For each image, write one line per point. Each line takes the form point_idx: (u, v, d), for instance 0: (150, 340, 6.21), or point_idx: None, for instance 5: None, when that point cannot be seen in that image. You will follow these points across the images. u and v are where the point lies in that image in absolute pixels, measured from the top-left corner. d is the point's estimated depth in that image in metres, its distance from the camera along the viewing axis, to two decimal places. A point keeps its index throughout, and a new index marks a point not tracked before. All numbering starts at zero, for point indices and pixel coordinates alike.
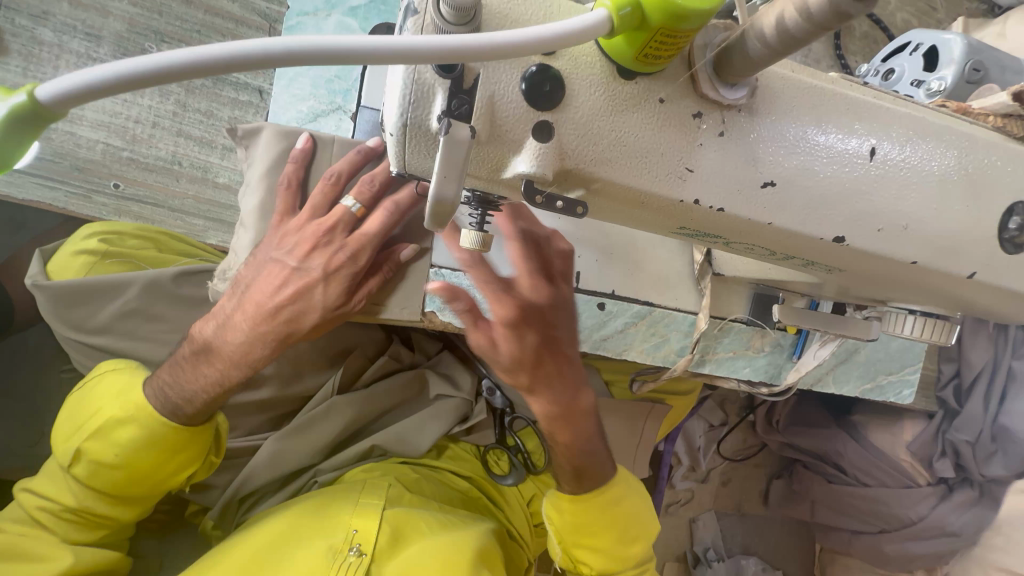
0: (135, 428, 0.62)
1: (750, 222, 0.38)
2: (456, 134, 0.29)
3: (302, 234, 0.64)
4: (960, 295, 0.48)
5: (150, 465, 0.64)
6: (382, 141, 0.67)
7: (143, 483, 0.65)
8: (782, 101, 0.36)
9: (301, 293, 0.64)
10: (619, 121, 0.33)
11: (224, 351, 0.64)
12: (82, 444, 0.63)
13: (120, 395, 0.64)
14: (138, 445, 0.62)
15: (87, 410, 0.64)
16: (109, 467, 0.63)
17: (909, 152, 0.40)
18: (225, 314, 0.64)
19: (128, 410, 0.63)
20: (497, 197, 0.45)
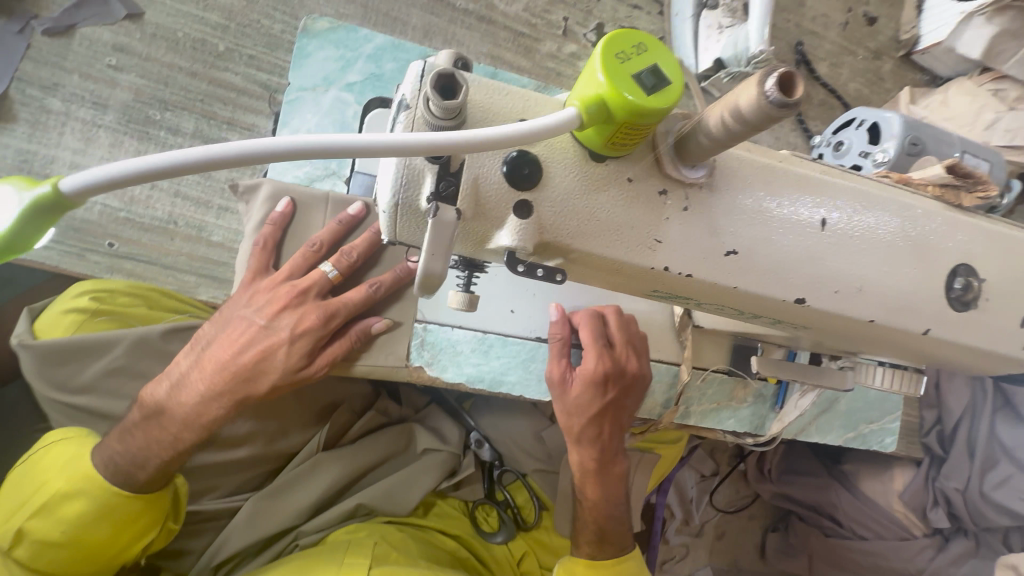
0: (87, 500, 0.61)
1: (718, 286, 0.41)
2: (444, 217, 0.32)
3: (274, 293, 0.66)
4: (920, 349, 0.50)
5: (104, 539, 0.62)
6: (363, 207, 0.70)
7: (97, 559, 0.63)
8: (738, 178, 0.40)
9: (264, 355, 0.64)
10: (593, 198, 0.37)
11: (177, 413, 0.64)
12: (23, 523, 0.60)
13: (69, 465, 0.62)
14: (87, 520, 0.61)
15: (31, 484, 0.62)
16: (56, 546, 0.60)
17: (857, 221, 0.44)
18: (180, 374, 0.65)
19: (78, 483, 0.61)
20: (482, 261, 0.48)
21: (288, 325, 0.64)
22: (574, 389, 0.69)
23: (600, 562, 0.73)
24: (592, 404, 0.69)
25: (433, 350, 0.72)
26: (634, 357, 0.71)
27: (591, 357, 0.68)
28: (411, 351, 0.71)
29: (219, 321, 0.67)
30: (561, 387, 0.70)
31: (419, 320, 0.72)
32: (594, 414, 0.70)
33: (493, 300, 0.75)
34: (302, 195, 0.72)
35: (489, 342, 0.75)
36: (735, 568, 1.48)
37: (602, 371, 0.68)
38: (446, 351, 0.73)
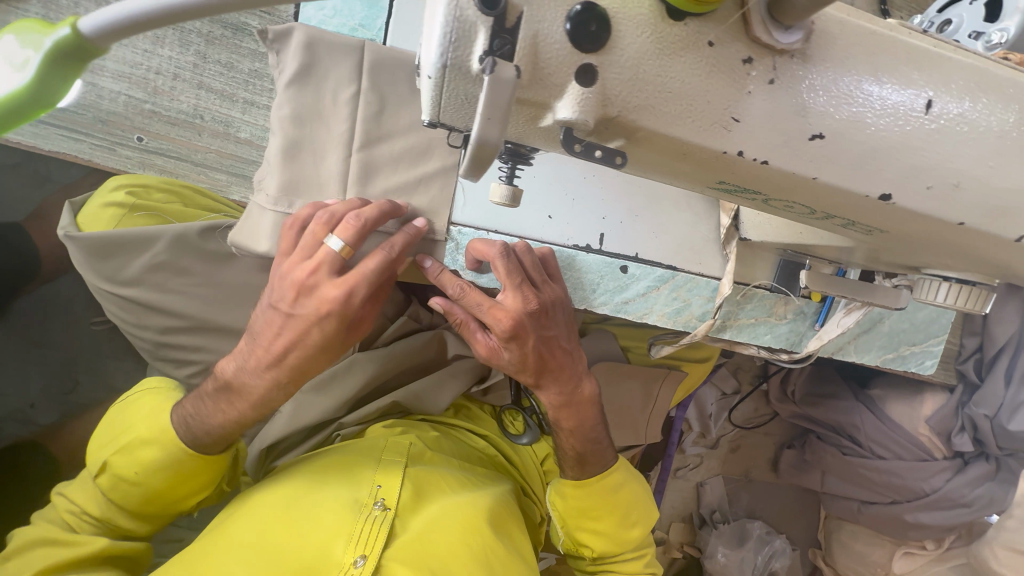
0: (157, 449, 0.65)
1: (794, 176, 0.37)
2: (501, 73, 0.28)
3: (289, 276, 0.59)
4: (1003, 260, 0.46)
5: (166, 489, 0.67)
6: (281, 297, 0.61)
7: (157, 505, 0.68)
8: (836, 48, 0.35)
9: (301, 338, 0.60)
10: (666, 65, 0.32)
11: (246, 393, 0.63)
12: (109, 456, 0.67)
13: (153, 415, 0.68)
14: (153, 467, 0.65)
15: (123, 426, 0.69)
16: (129, 483, 0.66)
17: (967, 107, 0.38)
18: (243, 358, 0.63)
19: (155, 431, 0.66)
20: (529, 150, 0.44)
21: (313, 301, 0.59)
22: (503, 351, 0.65)
23: (585, 482, 0.76)
24: (524, 356, 0.65)
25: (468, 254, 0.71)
26: (531, 293, 0.64)
27: (494, 319, 0.61)
28: (448, 256, 0.71)
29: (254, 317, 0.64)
30: (497, 355, 0.66)
31: (452, 224, 0.71)
32: (533, 362, 0.66)
33: (530, 204, 0.73)
34: (338, 44, 0.65)
35: None
36: (746, 478, 1.55)
37: (506, 321, 0.61)
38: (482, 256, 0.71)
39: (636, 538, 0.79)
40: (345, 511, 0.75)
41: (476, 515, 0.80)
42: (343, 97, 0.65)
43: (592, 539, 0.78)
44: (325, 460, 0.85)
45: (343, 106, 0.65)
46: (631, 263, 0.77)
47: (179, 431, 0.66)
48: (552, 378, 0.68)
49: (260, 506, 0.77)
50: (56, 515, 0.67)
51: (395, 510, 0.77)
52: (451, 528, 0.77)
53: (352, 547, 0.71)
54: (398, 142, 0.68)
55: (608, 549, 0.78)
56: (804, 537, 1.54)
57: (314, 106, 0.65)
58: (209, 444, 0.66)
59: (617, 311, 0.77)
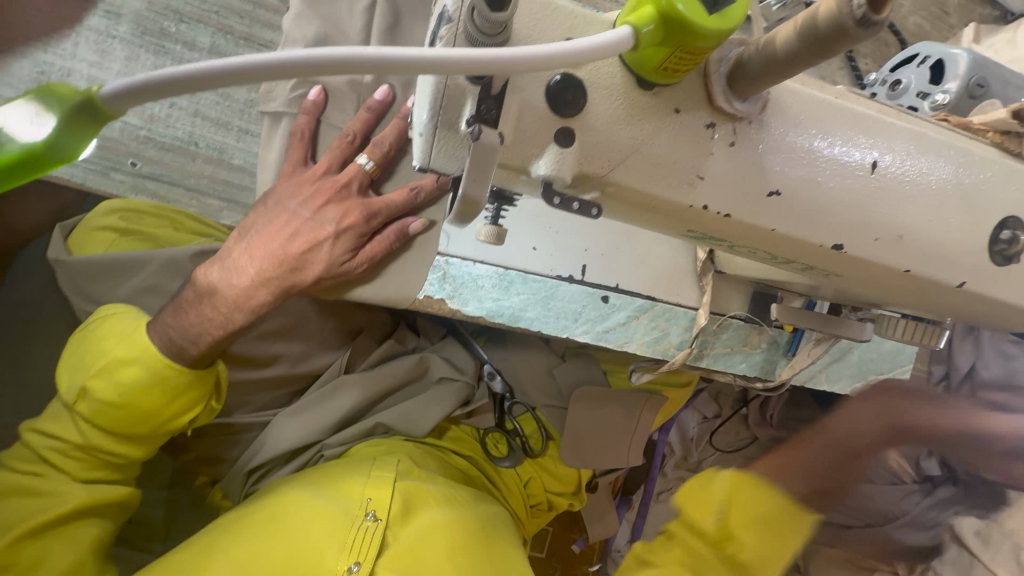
0: (138, 368, 0.66)
1: (754, 227, 0.40)
2: (485, 141, 0.32)
3: (319, 186, 0.69)
4: (954, 305, 0.49)
5: (152, 407, 0.67)
6: (301, 202, 0.69)
7: (144, 424, 0.68)
8: (789, 113, 0.39)
9: (308, 241, 0.67)
10: (636, 129, 0.35)
11: (227, 296, 0.67)
12: (85, 382, 0.66)
13: (125, 337, 0.67)
14: (135, 387, 0.66)
15: (92, 351, 0.68)
16: (110, 407, 0.66)
17: (908, 167, 0.42)
18: (231, 260, 0.69)
19: (133, 352, 0.66)
20: (513, 193, 0.48)
21: (331, 216, 0.67)
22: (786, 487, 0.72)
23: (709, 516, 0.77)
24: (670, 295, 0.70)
25: (455, 284, 0.74)
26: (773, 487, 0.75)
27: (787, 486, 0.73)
28: (433, 285, 0.73)
29: (265, 211, 0.70)
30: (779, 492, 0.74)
31: (440, 254, 0.74)
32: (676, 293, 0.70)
33: (515, 236, 0.75)
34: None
35: (510, 278, 0.75)
36: None
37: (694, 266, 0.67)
38: (468, 285, 0.74)
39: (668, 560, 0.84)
40: (336, 523, 0.75)
41: (466, 538, 0.80)
42: (358, 9, 0.70)
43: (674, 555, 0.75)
44: (317, 474, 0.83)
45: (358, 16, 0.70)
46: (611, 292, 0.80)
47: (163, 348, 0.67)
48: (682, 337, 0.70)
49: (246, 521, 0.75)
50: (34, 451, 0.69)
51: (387, 521, 0.77)
52: (442, 551, 0.76)
53: (347, 555, 0.72)
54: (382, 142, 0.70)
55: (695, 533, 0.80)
56: None
57: (332, 14, 0.70)
58: (199, 357, 0.68)
59: (599, 339, 0.80)
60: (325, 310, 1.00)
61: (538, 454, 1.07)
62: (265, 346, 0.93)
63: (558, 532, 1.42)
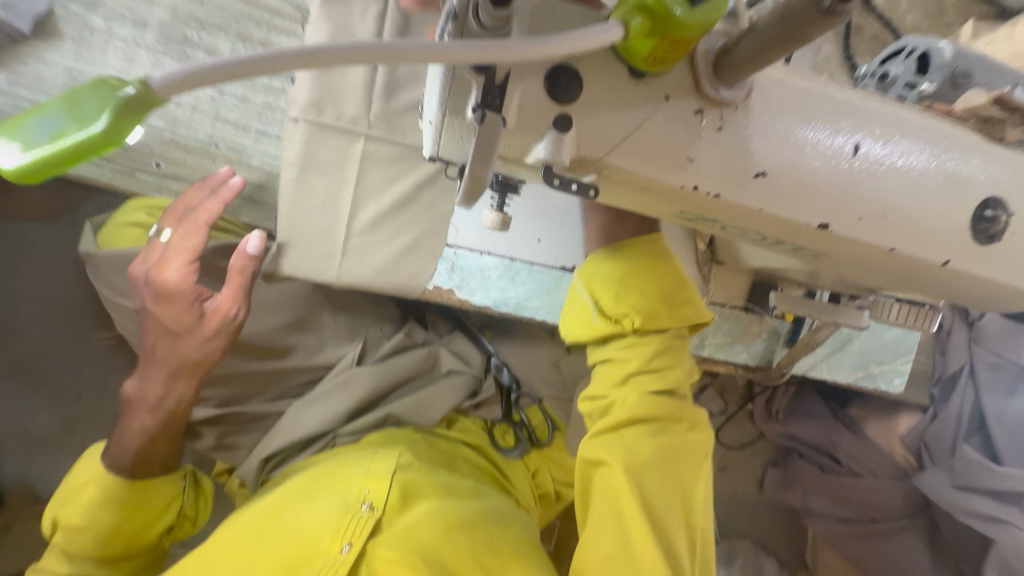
0: (94, 488, 0.75)
1: (743, 208, 0.43)
2: (490, 124, 0.35)
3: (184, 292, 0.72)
4: (940, 284, 0.51)
5: (126, 524, 0.76)
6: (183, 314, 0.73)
7: (125, 540, 0.76)
8: (773, 99, 0.41)
9: (161, 336, 0.74)
10: (629, 115, 0.38)
11: (145, 401, 0.76)
12: (59, 514, 0.75)
13: (89, 462, 0.79)
14: (98, 502, 0.74)
15: (68, 489, 0.77)
16: (82, 530, 0.74)
17: (888, 149, 0.45)
18: (142, 376, 0.76)
19: (92, 475, 0.76)
20: (517, 181, 0.51)
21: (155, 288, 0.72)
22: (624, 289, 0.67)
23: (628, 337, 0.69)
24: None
25: (462, 274, 0.77)
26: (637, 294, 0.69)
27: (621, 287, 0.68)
28: (442, 275, 0.77)
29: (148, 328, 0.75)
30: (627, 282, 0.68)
31: (449, 245, 0.77)
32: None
33: (521, 227, 0.78)
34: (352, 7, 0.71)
35: (516, 268, 0.79)
36: (735, 499, 1.56)
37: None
38: (475, 276, 0.78)
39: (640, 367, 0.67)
40: (332, 513, 0.75)
41: (461, 523, 0.79)
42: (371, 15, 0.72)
43: (634, 301, 0.66)
44: (320, 468, 0.87)
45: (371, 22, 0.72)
46: None
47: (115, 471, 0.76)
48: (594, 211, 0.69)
49: (248, 515, 0.80)
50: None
51: (383, 510, 0.77)
52: (435, 532, 0.76)
53: (339, 536, 0.73)
54: (389, 142, 0.70)
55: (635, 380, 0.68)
56: (794, 559, 1.56)
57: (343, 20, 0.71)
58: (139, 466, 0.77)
59: None
60: (337, 304, 1.04)
61: (543, 444, 1.11)
62: (279, 338, 0.98)
63: (565, 525, 1.44)
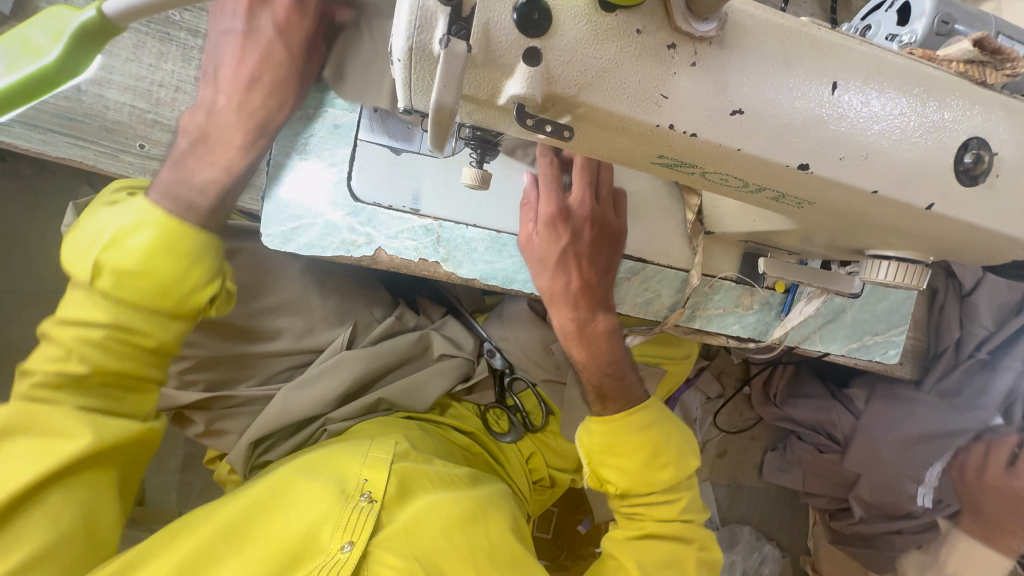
0: (153, 231, 0.59)
1: (720, 148, 0.42)
2: (455, 49, 0.34)
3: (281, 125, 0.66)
4: (926, 232, 0.50)
5: (167, 274, 0.59)
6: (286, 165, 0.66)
7: (166, 302, 0.60)
8: (749, 37, 0.41)
9: (334, 230, 0.73)
10: (600, 48, 0.37)
11: (236, 238, 0.63)
12: (98, 256, 0.58)
13: (122, 216, 0.59)
14: (152, 247, 0.59)
15: (93, 233, 0.59)
16: (132, 276, 0.58)
17: (868, 89, 0.44)
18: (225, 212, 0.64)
19: (144, 222, 0.59)
20: (495, 135, 0.51)
21: None
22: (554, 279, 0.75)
23: (611, 418, 0.77)
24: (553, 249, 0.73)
25: (447, 247, 0.77)
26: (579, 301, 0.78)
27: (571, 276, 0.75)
28: (428, 248, 0.76)
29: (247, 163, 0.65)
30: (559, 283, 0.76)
31: (431, 217, 0.76)
32: (557, 263, 0.74)
33: (508, 200, 0.77)
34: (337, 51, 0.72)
35: (502, 241, 0.78)
36: (735, 484, 1.54)
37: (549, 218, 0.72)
38: (461, 249, 0.77)
39: (660, 482, 0.76)
40: (330, 501, 0.73)
41: (461, 514, 0.79)
42: None
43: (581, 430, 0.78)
44: (306, 461, 0.81)
45: None
46: None
47: (174, 216, 0.60)
48: (581, 295, 0.77)
49: (243, 492, 0.74)
50: (33, 375, 0.59)
51: (382, 503, 0.76)
52: (437, 526, 0.76)
53: (341, 534, 0.71)
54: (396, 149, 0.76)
55: (624, 486, 0.77)
56: (794, 543, 1.55)
57: None
58: (217, 223, 0.61)
59: None
60: (325, 288, 1.03)
61: (538, 428, 1.10)
62: (268, 321, 0.97)
63: (563, 513, 1.42)
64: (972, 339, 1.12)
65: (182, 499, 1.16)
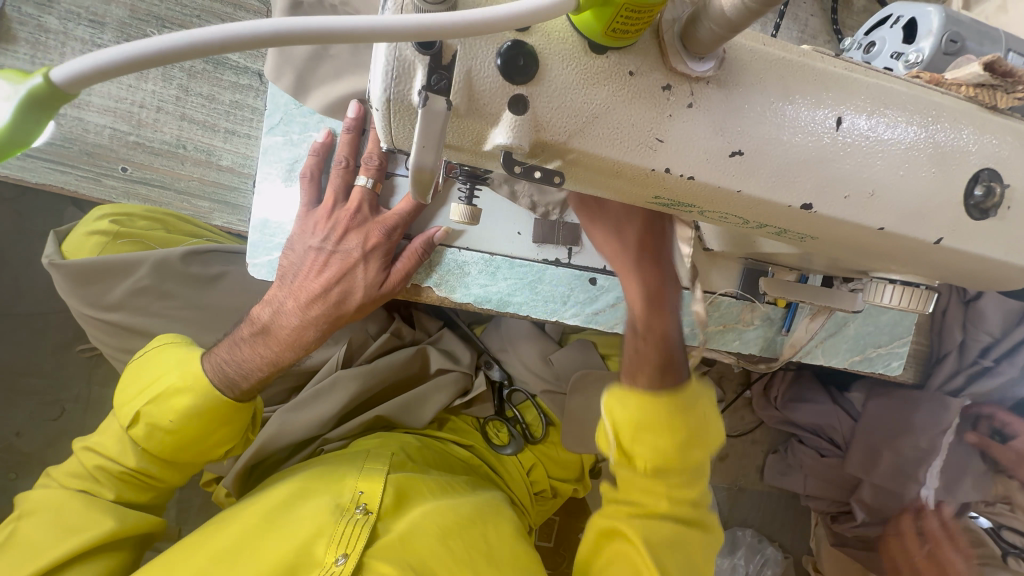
0: (192, 395, 0.68)
1: (719, 189, 0.40)
2: (432, 108, 0.33)
3: (334, 219, 0.70)
4: (935, 265, 0.48)
5: (196, 430, 0.69)
6: (335, 263, 0.71)
7: (186, 451, 0.71)
8: (748, 73, 0.38)
9: (344, 273, 0.71)
10: (590, 93, 0.35)
11: (281, 335, 0.72)
12: (141, 407, 0.68)
13: (181, 365, 0.70)
14: (189, 413, 0.68)
15: (146, 376, 0.71)
16: (162, 431, 0.68)
17: (874, 122, 0.42)
18: (279, 302, 0.71)
19: (187, 380, 0.68)
20: (484, 172, 0.48)
21: (357, 244, 0.70)
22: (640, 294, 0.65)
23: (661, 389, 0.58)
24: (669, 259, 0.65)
25: (441, 272, 0.75)
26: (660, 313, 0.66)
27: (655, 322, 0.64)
28: (420, 272, 0.74)
29: (286, 255, 0.71)
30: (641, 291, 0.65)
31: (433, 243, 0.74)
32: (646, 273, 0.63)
33: (499, 221, 0.75)
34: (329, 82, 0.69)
35: (497, 263, 0.76)
36: (736, 487, 1.53)
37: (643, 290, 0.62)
38: (455, 272, 0.75)
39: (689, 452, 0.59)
40: (325, 518, 0.72)
41: (457, 520, 0.76)
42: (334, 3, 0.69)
43: (645, 453, 0.58)
44: (304, 476, 0.81)
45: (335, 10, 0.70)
46: (599, 275, 0.79)
47: (212, 378, 0.69)
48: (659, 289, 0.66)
49: (244, 514, 0.74)
50: (87, 468, 0.71)
51: (378, 514, 0.73)
52: (433, 530, 0.72)
53: (334, 547, 0.68)
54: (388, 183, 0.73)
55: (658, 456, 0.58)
56: (797, 546, 1.54)
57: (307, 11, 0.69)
58: (252, 381, 0.70)
59: (588, 322, 0.80)
60: None
61: (538, 440, 1.08)
62: None
63: (564, 521, 1.42)
64: (974, 344, 1.11)
65: (181, 518, 1.16)
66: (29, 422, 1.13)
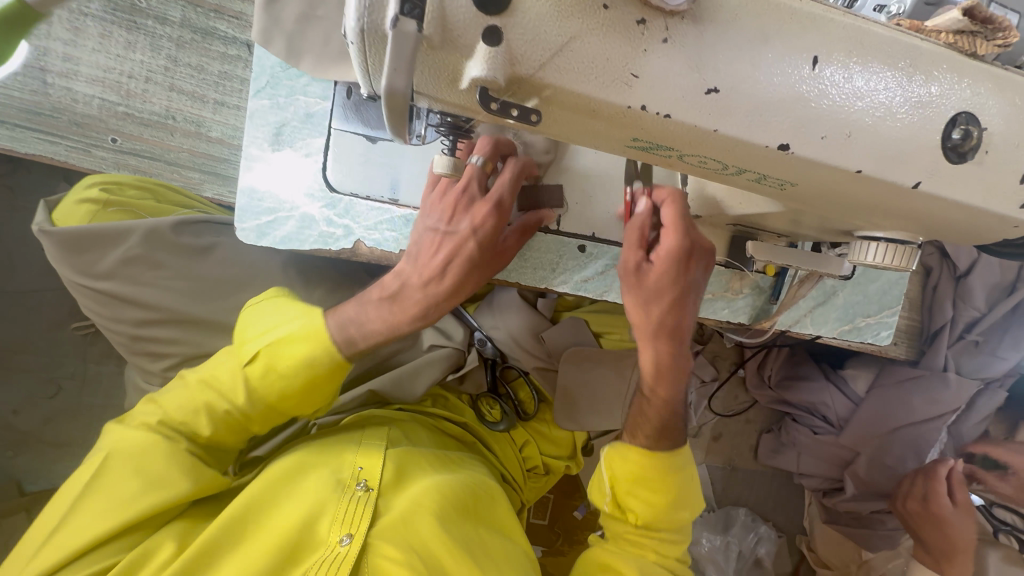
0: (309, 348, 0.65)
1: (696, 128, 0.40)
2: (403, 29, 0.33)
3: (445, 199, 0.65)
4: (913, 213, 0.49)
5: (299, 390, 0.67)
6: (450, 245, 0.65)
7: (287, 404, 0.68)
8: (724, 10, 0.38)
9: (455, 254, 0.65)
10: (565, 25, 0.35)
11: (408, 302, 0.68)
12: (259, 348, 0.66)
13: (300, 317, 0.67)
14: (303, 365, 0.66)
15: (260, 326, 0.68)
16: (275, 377, 0.66)
17: (851, 62, 0.42)
18: (403, 273, 0.68)
19: (303, 332, 0.66)
20: (466, 122, 0.49)
21: (467, 221, 0.64)
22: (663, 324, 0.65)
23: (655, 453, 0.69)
24: (674, 283, 0.62)
25: None
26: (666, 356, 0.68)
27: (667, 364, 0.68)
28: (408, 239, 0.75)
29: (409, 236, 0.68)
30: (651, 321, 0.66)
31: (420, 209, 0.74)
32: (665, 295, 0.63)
33: None
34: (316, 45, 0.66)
35: None
36: (730, 467, 1.54)
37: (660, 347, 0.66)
38: None
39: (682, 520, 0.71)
40: (325, 493, 0.70)
41: (461, 502, 0.75)
42: None
43: (638, 512, 0.70)
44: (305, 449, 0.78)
45: None
46: (588, 241, 0.80)
47: (332, 335, 0.66)
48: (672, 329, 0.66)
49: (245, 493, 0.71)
50: (184, 406, 0.68)
51: (379, 491, 0.72)
52: (434, 511, 0.70)
53: (339, 526, 0.67)
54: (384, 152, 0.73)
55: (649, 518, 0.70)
56: (790, 524, 1.55)
57: None
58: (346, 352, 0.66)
59: (577, 289, 0.81)
60: None
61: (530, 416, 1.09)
62: None
63: (558, 499, 1.43)
64: (963, 318, 1.13)
65: None
66: (25, 399, 1.13)
